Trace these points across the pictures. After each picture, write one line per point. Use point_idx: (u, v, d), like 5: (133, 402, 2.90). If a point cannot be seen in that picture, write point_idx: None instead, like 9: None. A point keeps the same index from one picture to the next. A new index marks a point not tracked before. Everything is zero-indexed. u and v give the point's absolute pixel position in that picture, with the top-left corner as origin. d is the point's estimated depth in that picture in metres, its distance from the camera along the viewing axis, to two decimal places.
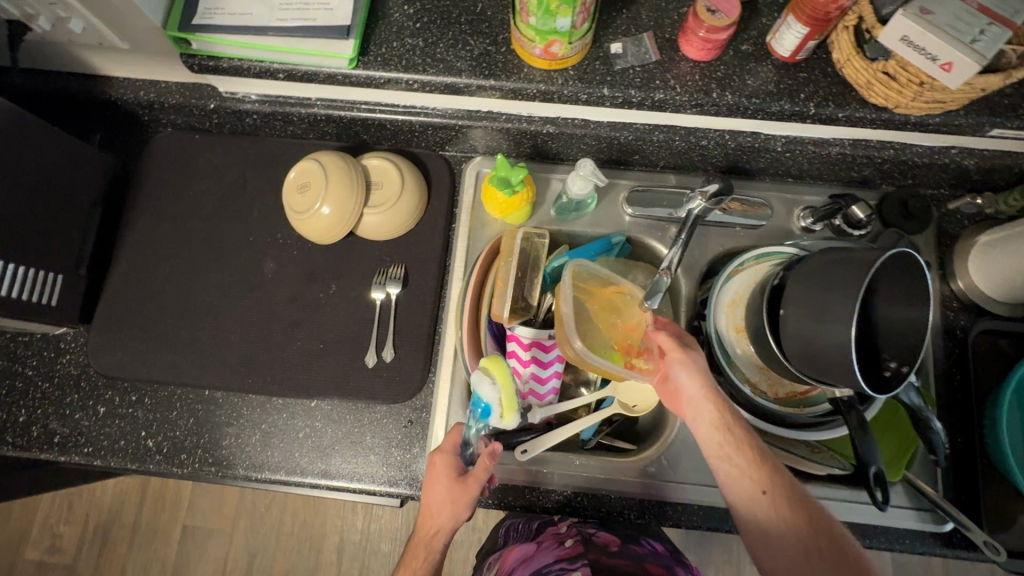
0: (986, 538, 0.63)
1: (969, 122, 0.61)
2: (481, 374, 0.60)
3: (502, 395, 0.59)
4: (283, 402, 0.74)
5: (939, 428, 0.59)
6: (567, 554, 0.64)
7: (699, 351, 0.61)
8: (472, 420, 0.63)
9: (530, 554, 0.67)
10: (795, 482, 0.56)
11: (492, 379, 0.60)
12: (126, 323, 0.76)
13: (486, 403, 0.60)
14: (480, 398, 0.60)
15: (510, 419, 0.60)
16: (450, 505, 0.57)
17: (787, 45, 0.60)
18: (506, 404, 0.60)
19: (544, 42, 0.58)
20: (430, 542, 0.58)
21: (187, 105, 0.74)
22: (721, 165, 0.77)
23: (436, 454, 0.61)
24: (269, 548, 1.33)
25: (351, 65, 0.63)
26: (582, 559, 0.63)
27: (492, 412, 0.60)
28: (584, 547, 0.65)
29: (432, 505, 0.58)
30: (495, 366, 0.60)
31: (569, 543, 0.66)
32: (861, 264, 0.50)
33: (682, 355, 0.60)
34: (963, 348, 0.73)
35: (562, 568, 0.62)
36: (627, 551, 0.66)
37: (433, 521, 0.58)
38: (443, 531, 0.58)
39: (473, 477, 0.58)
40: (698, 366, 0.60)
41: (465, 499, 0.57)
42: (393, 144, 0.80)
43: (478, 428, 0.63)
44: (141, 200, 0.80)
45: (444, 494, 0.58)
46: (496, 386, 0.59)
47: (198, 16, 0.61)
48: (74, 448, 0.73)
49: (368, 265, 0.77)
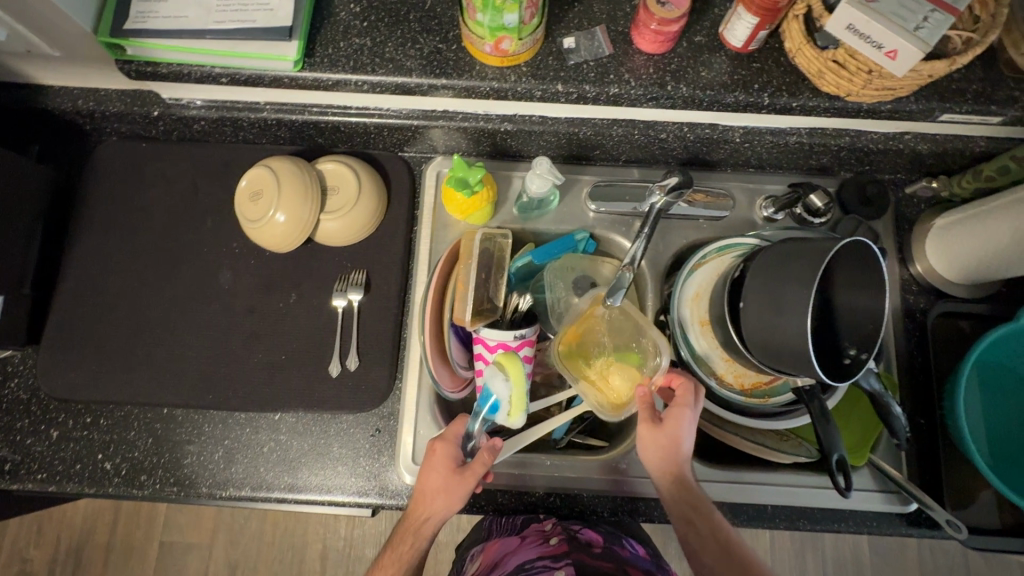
0: (949, 517, 0.63)
1: (919, 108, 0.61)
2: (495, 369, 0.59)
3: (514, 392, 0.58)
4: (246, 417, 0.72)
5: (899, 412, 0.59)
6: (551, 552, 0.64)
7: (669, 422, 0.57)
8: (474, 416, 0.58)
9: (512, 549, 0.66)
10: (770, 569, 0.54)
11: (506, 375, 0.58)
12: (77, 343, 0.73)
13: (496, 400, 0.58)
14: (489, 394, 0.58)
15: (517, 420, 0.59)
16: (445, 494, 0.57)
17: (739, 35, 0.60)
18: (515, 404, 0.58)
19: (493, 39, 0.57)
20: (420, 528, 0.58)
21: (130, 113, 0.71)
22: (681, 158, 0.76)
23: (436, 439, 0.59)
24: (250, 560, 1.30)
25: (296, 67, 0.61)
26: (566, 558, 0.63)
27: (498, 410, 0.59)
28: (568, 545, 0.65)
29: (426, 492, 0.57)
30: (509, 363, 0.59)
31: (554, 541, 0.66)
32: (816, 254, 0.50)
33: (649, 431, 0.57)
34: (924, 330, 0.74)
35: (545, 566, 0.62)
36: (611, 553, 0.65)
37: (426, 507, 0.57)
38: (434, 519, 0.57)
39: (472, 471, 0.57)
40: (664, 443, 0.57)
41: (459, 491, 0.57)
42: (349, 147, 0.78)
43: (483, 420, 0.59)
44: (86, 213, 0.77)
45: (438, 484, 0.57)
46: (510, 382, 0.58)
47: (132, 21, 0.59)
48: (26, 475, 0.70)
49: (328, 272, 0.75)
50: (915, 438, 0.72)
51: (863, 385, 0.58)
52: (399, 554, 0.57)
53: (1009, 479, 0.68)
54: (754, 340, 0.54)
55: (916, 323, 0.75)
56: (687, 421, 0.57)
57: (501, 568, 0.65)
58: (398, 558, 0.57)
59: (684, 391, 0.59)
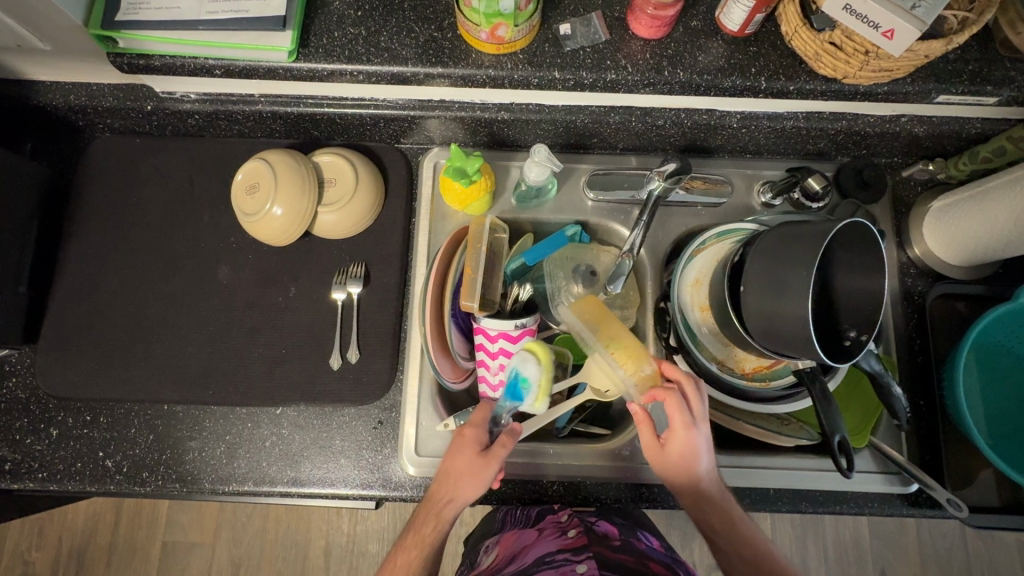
0: (949, 496, 0.64)
1: (916, 90, 0.61)
2: (526, 354, 0.62)
3: (541, 376, 0.60)
4: (247, 411, 0.71)
5: (899, 393, 0.59)
6: (571, 545, 0.64)
7: (685, 432, 0.56)
8: (502, 399, 0.62)
9: (531, 542, 0.67)
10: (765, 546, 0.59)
11: (535, 359, 0.61)
12: (75, 342, 0.72)
13: (525, 381, 0.61)
14: (519, 376, 0.61)
15: (541, 405, 0.61)
16: (469, 476, 0.56)
17: (735, 19, 0.60)
18: (542, 389, 0.60)
19: (489, 26, 0.57)
20: (441, 512, 0.58)
21: (123, 107, 0.71)
22: (679, 145, 0.76)
23: (464, 426, 0.60)
24: (253, 557, 1.30)
25: (291, 57, 0.60)
26: (587, 551, 0.63)
27: (525, 395, 0.61)
28: (587, 538, 0.65)
29: (450, 474, 0.57)
30: (540, 348, 0.62)
31: (572, 533, 0.66)
32: (815, 236, 0.49)
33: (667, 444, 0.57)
34: (922, 313, 0.75)
35: (566, 559, 0.62)
36: (628, 546, 0.66)
37: (448, 489, 0.57)
38: (457, 502, 0.57)
39: (493, 454, 0.57)
40: (684, 454, 0.56)
41: (484, 473, 0.56)
42: (346, 139, 0.78)
43: (510, 408, 0.63)
44: (80, 210, 0.76)
45: (463, 467, 0.57)
46: (539, 365, 0.61)
47: (123, 12, 0.58)
48: (27, 475, 0.69)
49: (327, 265, 0.75)
50: (915, 420, 0.73)
51: (863, 366, 0.58)
52: (422, 534, 0.59)
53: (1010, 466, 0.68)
54: (755, 323, 0.54)
55: (915, 306, 0.75)
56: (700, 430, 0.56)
57: (518, 561, 0.65)
58: (420, 539, 0.59)
59: (677, 410, 0.55)
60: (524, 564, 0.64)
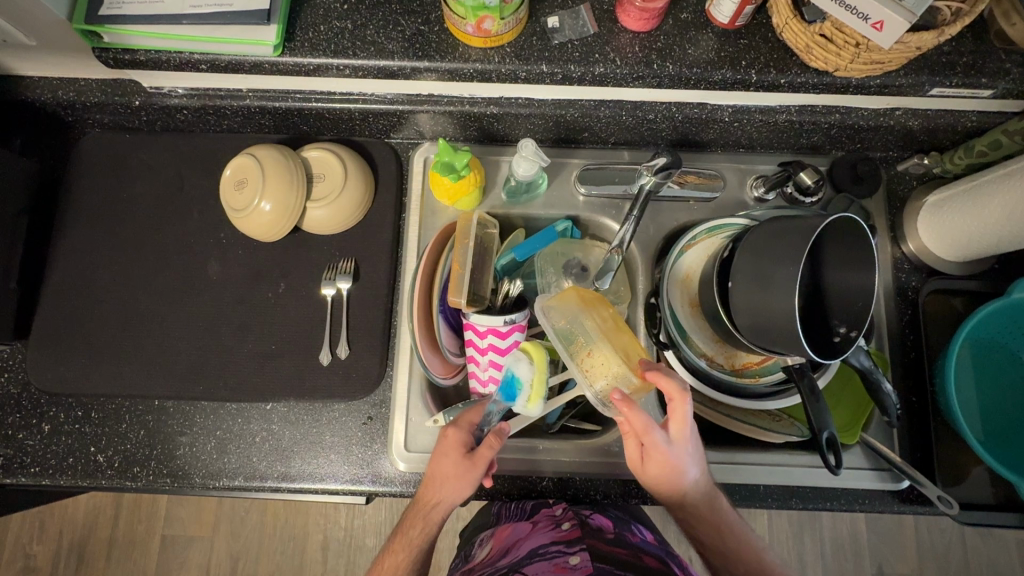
0: (940, 493, 0.64)
1: (910, 82, 0.61)
2: (519, 354, 0.60)
3: (535, 375, 0.58)
4: (238, 407, 0.71)
5: (888, 388, 0.58)
6: (564, 537, 0.64)
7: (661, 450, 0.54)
8: (496, 398, 0.60)
9: (525, 535, 0.67)
10: (749, 549, 0.60)
11: (529, 359, 0.59)
12: (66, 338, 0.73)
13: (518, 381, 0.58)
14: (513, 376, 0.58)
15: (535, 407, 0.58)
16: (455, 479, 0.56)
17: (725, 11, 0.59)
18: (536, 390, 0.58)
19: (475, 19, 0.56)
20: (429, 514, 0.58)
21: (111, 103, 0.70)
22: (671, 139, 0.75)
23: (449, 426, 0.59)
24: (252, 550, 1.31)
25: (276, 52, 0.60)
26: (581, 543, 0.63)
27: (518, 394, 0.58)
28: (581, 530, 0.65)
29: (436, 477, 0.57)
30: (535, 349, 0.60)
31: (566, 526, 0.66)
32: (804, 231, 0.49)
33: (646, 460, 0.56)
34: (916, 309, 0.74)
35: (560, 551, 0.62)
36: (622, 539, 0.66)
37: (435, 492, 0.57)
38: (444, 504, 0.57)
39: (479, 457, 0.56)
40: (662, 470, 0.55)
41: (470, 476, 0.56)
42: (336, 134, 0.77)
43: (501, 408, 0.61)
44: (71, 206, 0.76)
45: (449, 469, 0.57)
46: (533, 364, 0.58)
47: (106, 7, 0.58)
48: (19, 469, 0.70)
49: (316, 261, 0.75)
50: (908, 416, 0.72)
51: (854, 362, 0.57)
52: (410, 537, 0.59)
53: (1002, 456, 0.68)
54: (743, 320, 0.53)
55: (909, 302, 0.74)
56: (677, 447, 0.55)
57: (512, 554, 0.65)
58: (408, 541, 0.59)
59: (653, 433, 0.53)
60: (518, 557, 0.64)
